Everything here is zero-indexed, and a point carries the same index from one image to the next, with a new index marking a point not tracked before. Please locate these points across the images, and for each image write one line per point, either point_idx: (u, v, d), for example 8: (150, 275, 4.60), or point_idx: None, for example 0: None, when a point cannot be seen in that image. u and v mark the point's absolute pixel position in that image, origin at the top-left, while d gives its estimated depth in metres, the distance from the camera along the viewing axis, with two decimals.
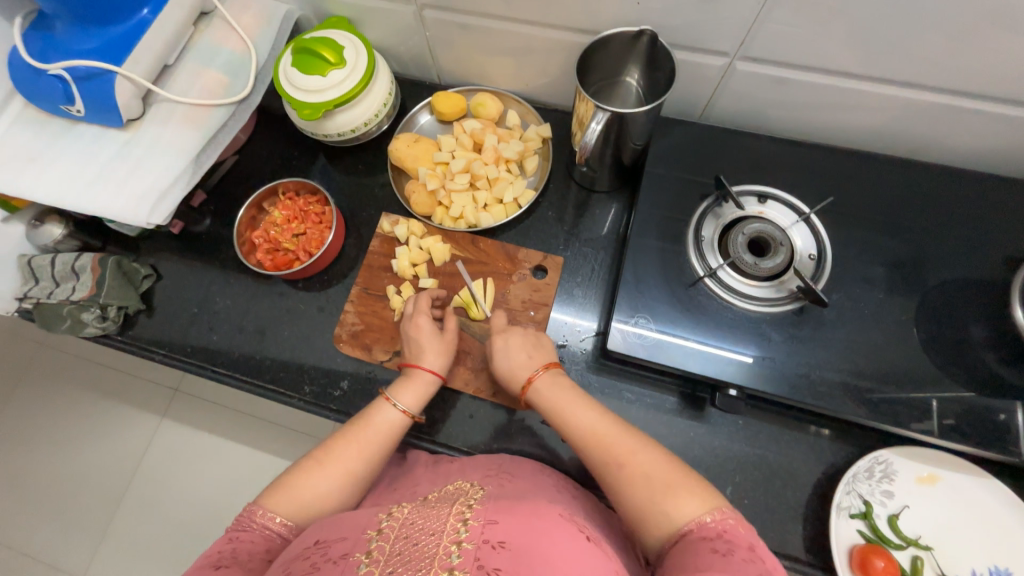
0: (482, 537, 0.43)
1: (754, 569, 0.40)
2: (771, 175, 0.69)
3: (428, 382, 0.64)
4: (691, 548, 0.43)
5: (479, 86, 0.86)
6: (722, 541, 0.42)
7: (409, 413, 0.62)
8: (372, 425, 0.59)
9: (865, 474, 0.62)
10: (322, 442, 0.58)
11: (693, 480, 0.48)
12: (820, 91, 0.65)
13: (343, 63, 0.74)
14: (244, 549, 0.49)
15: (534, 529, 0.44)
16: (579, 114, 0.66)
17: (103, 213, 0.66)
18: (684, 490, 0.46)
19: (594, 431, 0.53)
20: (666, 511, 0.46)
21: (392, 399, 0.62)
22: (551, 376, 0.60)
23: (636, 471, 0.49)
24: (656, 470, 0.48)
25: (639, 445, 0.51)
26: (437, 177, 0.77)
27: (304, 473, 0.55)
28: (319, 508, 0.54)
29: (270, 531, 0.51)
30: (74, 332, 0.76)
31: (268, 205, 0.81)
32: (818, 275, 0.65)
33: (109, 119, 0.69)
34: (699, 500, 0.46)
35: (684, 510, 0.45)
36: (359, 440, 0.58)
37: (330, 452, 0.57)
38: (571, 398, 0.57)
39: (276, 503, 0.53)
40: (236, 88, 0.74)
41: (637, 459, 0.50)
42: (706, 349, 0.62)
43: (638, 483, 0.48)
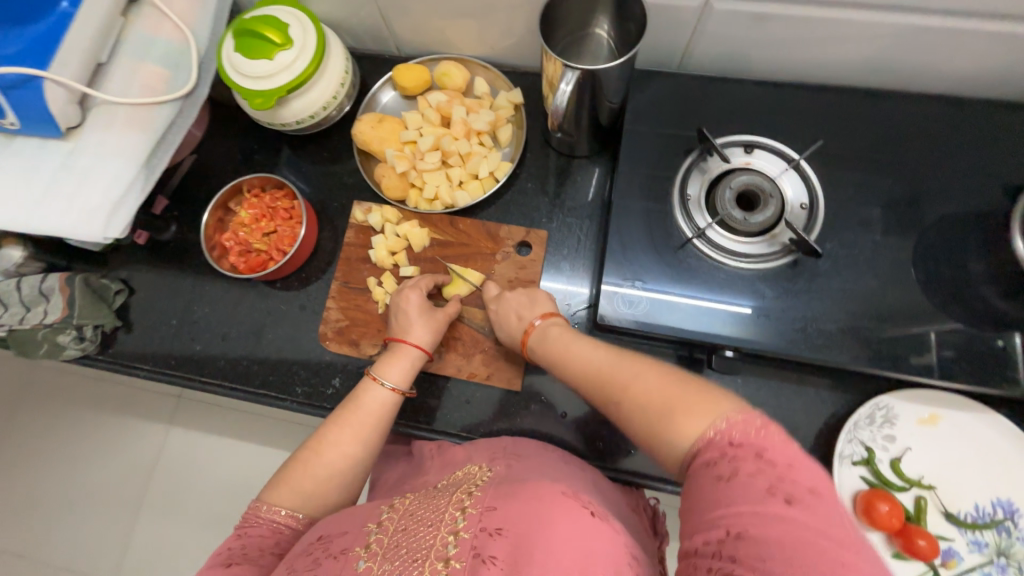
0: (480, 525, 0.43)
1: (765, 483, 0.35)
2: (757, 122, 0.66)
3: (414, 357, 0.62)
4: (699, 478, 0.39)
5: (442, 54, 0.81)
6: (727, 460, 0.38)
7: (398, 390, 0.60)
8: (363, 407, 0.58)
9: (867, 421, 0.62)
10: (313, 432, 0.57)
11: (697, 394, 0.43)
12: (806, 25, 0.60)
13: (290, 42, 0.68)
14: (253, 543, 0.50)
15: (535, 509, 0.43)
16: (548, 75, 0.61)
17: (56, 232, 0.63)
18: (678, 409, 0.42)
19: (591, 370, 0.52)
20: (665, 437, 0.43)
21: (378, 377, 0.60)
22: (546, 325, 0.61)
23: (633, 399, 0.47)
24: (651, 396, 0.45)
25: (638, 373, 0.49)
26: (406, 158, 0.73)
27: (301, 465, 0.54)
28: (322, 495, 0.54)
29: (278, 522, 0.52)
30: (54, 356, 0.74)
31: (235, 205, 0.77)
32: (812, 224, 0.62)
33: (46, 129, 0.64)
34: (695, 416, 0.41)
35: (682, 432, 0.41)
36: (351, 423, 0.57)
37: (323, 438, 0.56)
38: (568, 342, 0.57)
39: (278, 497, 0.53)
40: (180, 82, 0.69)
41: (633, 388, 0.47)
42: (699, 312, 0.60)
43: (637, 410, 0.46)
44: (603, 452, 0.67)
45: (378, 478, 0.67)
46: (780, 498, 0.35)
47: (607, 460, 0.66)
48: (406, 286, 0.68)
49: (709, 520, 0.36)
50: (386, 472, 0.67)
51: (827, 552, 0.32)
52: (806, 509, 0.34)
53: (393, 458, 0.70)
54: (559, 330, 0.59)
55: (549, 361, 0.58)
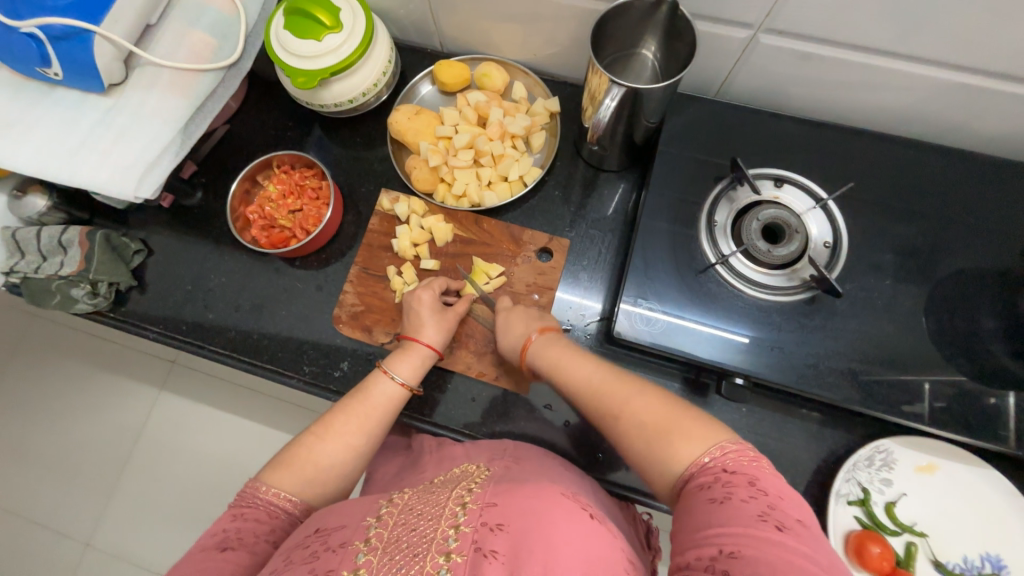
0: (480, 520, 0.43)
1: (757, 509, 0.36)
2: (788, 158, 0.67)
3: (424, 356, 0.63)
4: (692, 500, 0.40)
5: (483, 55, 0.81)
6: (720, 485, 0.39)
7: (405, 385, 0.61)
8: (371, 398, 0.59)
9: (866, 462, 0.62)
10: (319, 418, 0.57)
11: (694, 421, 0.45)
12: (847, 69, 0.62)
13: (340, 26, 0.69)
14: (247, 529, 0.49)
15: (535, 510, 0.43)
16: (592, 89, 0.62)
17: (87, 186, 0.63)
18: (680, 432, 0.44)
19: (590, 386, 0.53)
20: (664, 457, 0.44)
21: (388, 370, 0.61)
22: (545, 338, 0.61)
23: (633, 422, 0.47)
24: (654, 416, 0.46)
25: (638, 394, 0.49)
26: (439, 152, 0.73)
27: (305, 449, 0.55)
28: (322, 482, 0.54)
29: (275, 507, 0.51)
30: (65, 308, 0.74)
31: (263, 179, 0.77)
32: (833, 263, 0.63)
33: (90, 84, 0.64)
34: (695, 441, 0.43)
35: (682, 454, 0.43)
36: (359, 412, 0.58)
37: (330, 425, 0.56)
38: (568, 355, 0.57)
39: (279, 479, 0.52)
40: (226, 52, 0.70)
41: (633, 407, 0.48)
42: (714, 337, 0.61)
43: (636, 432, 0.47)
44: (602, 465, 0.67)
45: (376, 466, 0.67)
46: (771, 524, 0.35)
47: (606, 473, 0.66)
48: (420, 285, 0.67)
49: (702, 538, 0.37)
50: (384, 461, 0.67)
51: None
52: (795, 538, 0.35)
53: (393, 448, 0.70)
54: (561, 343, 0.60)
55: (548, 369, 0.58)
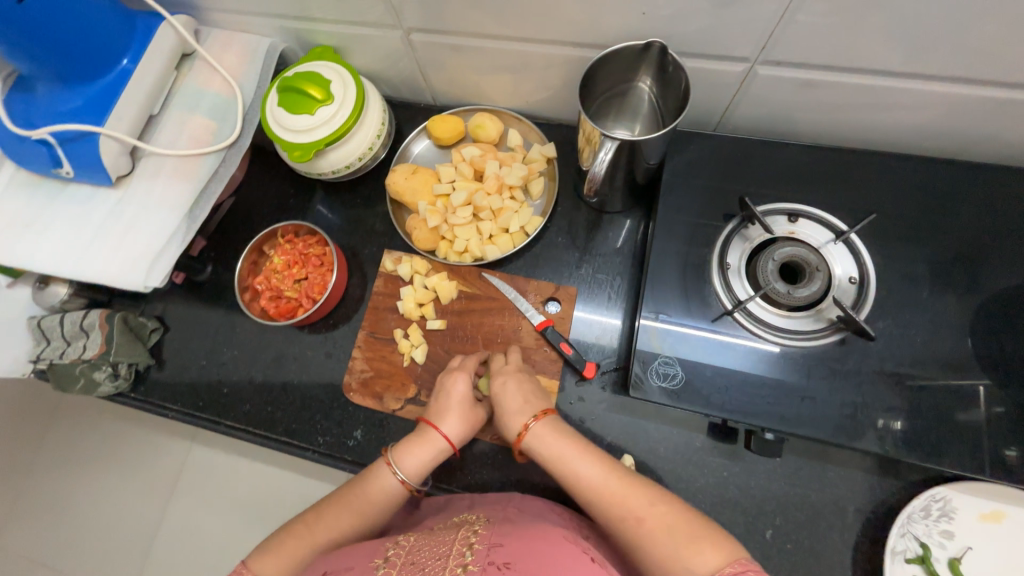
0: (487, 559, 0.43)
1: None
2: (800, 189, 0.63)
3: (438, 451, 0.60)
4: None
5: (477, 105, 0.81)
6: None
7: (406, 484, 0.58)
8: (369, 493, 0.57)
9: (921, 513, 0.57)
10: (311, 506, 0.57)
11: (714, 534, 0.45)
12: (853, 92, 0.58)
13: (331, 98, 0.70)
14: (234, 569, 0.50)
15: (540, 550, 0.43)
16: (586, 132, 0.60)
17: (99, 278, 0.65)
18: (700, 547, 0.43)
19: (601, 489, 0.50)
20: (687, 566, 0.43)
21: (392, 463, 0.58)
22: (551, 424, 0.57)
23: (653, 532, 0.46)
24: (676, 526, 0.45)
25: (649, 504, 0.48)
26: (438, 212, 0.72)
27: (293, 536, 0.54)
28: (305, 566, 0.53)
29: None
30: (89, 391, 0.76)
31: (268, 249, 0.78)
32: (862, 304, 0.57)
33: (98, 179, 0.67)
34: (715, 552, 0.43)
35: (704, 564, 0.42)
36: (352, 505, 0.56)
37: (320, 515, 0.56)
38: (575, 450, 0.53)
39: (262, 566, 0.52)
40: (224, 132, 0.72)
41: (648, 519, 0.47)
42: (742, 392, 0.56)
43: (658, 538, 0.45)
44: None
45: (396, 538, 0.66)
46: None
47: None
48: (455, 369, 0.65)
49: None
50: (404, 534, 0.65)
51: None
52: None
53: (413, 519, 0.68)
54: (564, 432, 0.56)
55: (547, 462, 0.54)
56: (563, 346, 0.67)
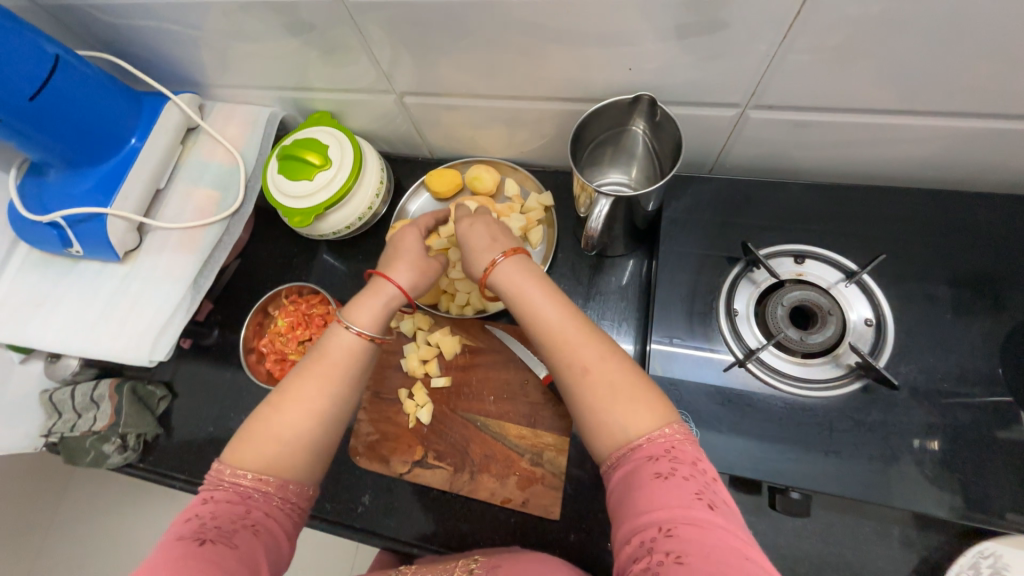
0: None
1: (695, 487, 0.40)
2: (805, 229, 0.61)
3: (389, 297, 0.57)
4: (637, 472, 0.42)
5: (474, 158, 0.82)
6: (667, 460, 0.41)
7: (365, 335, 0.53)
8: (327, 356, 0.52)
9: (970, 572, 0.52)
10: (277, 385, 0.51)
11: (648, 390, 0.46)
12: (849, 130, 0.57)
13: (329, 162, 0.71)
14: (224, 516, 0.44)
15: (529, 567, 0.50)
16: (581, 182, 0.61)
17: (105, 355, 0.65)
18: (638, 405, 0.44)
19: (550, 326, 0.49)
20: (620, 421, 0.44)
21: (347, 321, 0.53)
22: (513, 263, 0.54)
23: (600, 388, 0.46)
24: (621, 382, 0.46)
25: (600, 356, 0.47)
26: (438, 267, 0.73)
27: (263, 419, 0.49)
28: (292, 453, 0.48)
29: (242, 496, 0.46)
30: (98, 463, 0.76)
31: (273, 310, 0.79)
32: (880, 350, 0.55)
33: (106, 255, 0.68)
34: (650, 414, 0.44)
35: (635, 423, 0.44)
36: (313, 372, 0.51)
37: (282, 394, 0.50)
38: (538, 285, 0.52)
39: (243, 456, 0.47)
40: (227, 202, 0.73)
41: (593, 362, 0.46)
42: (762, 448, 0.53)
43: (601, 392, 0.45)
44: None
45: None
46: (706, 504, 0.39)
47: None
48: (409, 225, 0.65)
49: (643, 521, 0.39)
50: None
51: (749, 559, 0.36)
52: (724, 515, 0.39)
53: None
54: (528, 267, 0.54)
55: (513, 295, 0.53)
56: None
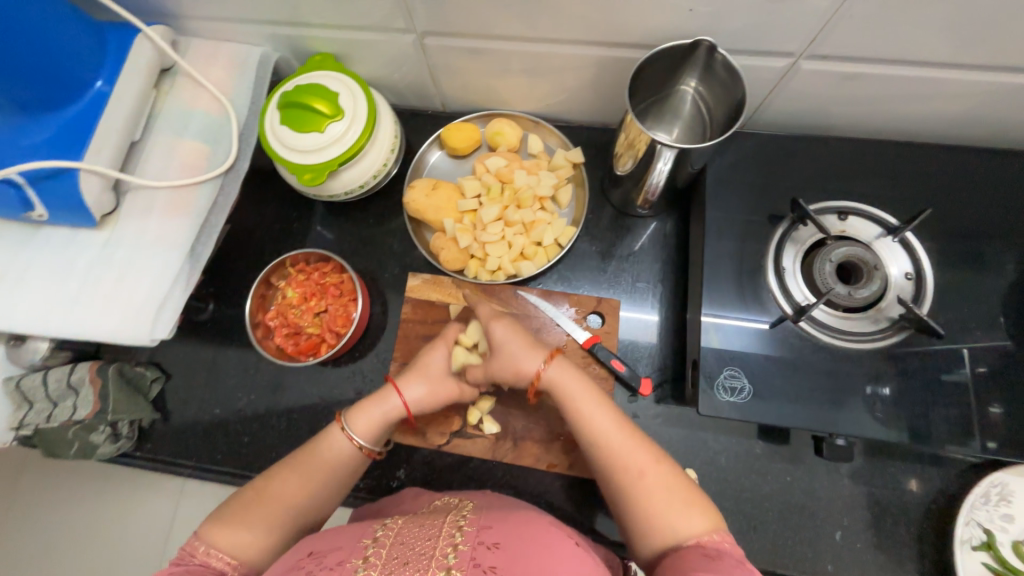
0: (477, 539, 0.42)
1: (736, 562, 0.40)
2: (847, 186, 0.62)
3: (390, 410, 0.56)
4: (686, 553, 0.41)
5: (491, 110, 0.76)
6: (714, 545, 0.41)
7: (364, 449, 0.54)
8: (320, 454, 0.52)
9: (982, 500, 0.58)
10: (261, 475, 0.51)
11: (700, 499, 0.45)
12: (896, 84, 0.57)
13: (341, 112, 0.63)
14: (185, 571, 0.44)
15: (531, 532, 0.43)
16: (629, 137, 0.60)
17: (98, 334, 0.57)
18: (689, 508, 0.44)
19: (606, 436, 0.48)
20: (670, 522, 0.43)
21: (347, 429, 0.53)
22: (561, 368, 0.54)
23: (650, 491, 0.45)
24: (672, 485, 0.45)
25: (653, 466, 0.46)
26: (468, 229, 0.69)
27: (249, 505, 0.49)
28: (272, 512, 0.49)
29: (212, 568, 0.45)
30: (85, 455, 0.68)
31: (277, 280, 0.71)
32: (921, 298, 0.57)
33: (80, 219, 0.58)
34: (702, 519, 0.43)
35: (689, 527, 0.43)
36: (303, 467, 0.51)
37: (271, 479, 0.51)
38: (592, 397, 0.51)
39: (221, 538, 0.46)
40: (219, 157, 0.64)
41: (650, 475, 0.46)
42: (805, 398, 0.55)
43: (651, 497, 0.44)
44: None
45: None
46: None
47: None
48: (440, 337, 0.62)
49: (690, 566, 0.39)
50: None
51: None
52: None
53: None
54: (573, 376, 0.53)
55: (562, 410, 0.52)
56: (615, 363, 0.65)
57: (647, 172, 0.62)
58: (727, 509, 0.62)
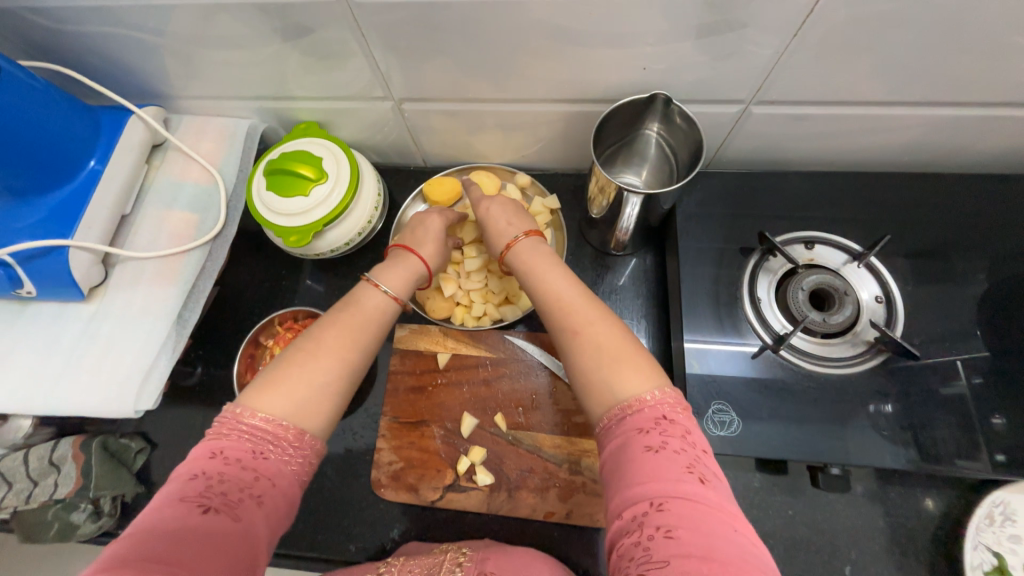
0: (475, 570, 0.49)
1: (686, 460, 0.38)
2: (809, 217, 0.65)
3: (415, 272, 0.59)
4: (626, 442, 0.40)
5: (470, 163, 0.80)
6: (658, 432, 0.39)
7: (397, 299, 0.55)
8: (362, 308, 0.51)
9: (987, 522, 0.57)
10: (305, 335, 0.48)
11: (642, 358, 0.44)
12: (842, 121, 0.61)
13: (325, 175, 0.66)
14: (231, 482, 0.39)
15: (521, 561, 0.50)
16: (600, 182, 0.62)
17: (81, 408, 0.57)
18: (631, 366, 0.43)
19: (559, 293, 0.49)
20: (612, 382, 0.43)
21: (379, 282, 0.54)
22: (533, 241, 0.56)
23: (592, 340, 0.45)
24: (614, 342, 0.45)
25: (596, 319, 0.46)
26: (452, 278, 0.71)
27: (292, 369, 0.44)
28: (317, 404, 0.44)
29: (251, 444, 0.41)
30: (66, 536, 0.65)
31: (266, 339, 0.72)
32: (895, 320, 0.59)
33: (68, 294, 0.59)
34: (644, 376, 0.43)
35: (629, 385, 0.42)
36: (347, 323, 0.49)
37: (321, 340, 0.47)
38: (547, 262, 0.53)
39: (263, 402, 0.42)
40: (207, 224, 0.66)
41: (593, 327, 0.46)
42: (793, 427, 0.55)
43: (590, 351, 0.45)
44: None
45: None
46: (696, 477, 0.37)
47: None
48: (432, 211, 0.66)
49: (633, 495, 0.37)
50: None
51: (735, 530, 0.35)
52: (715, 489, 0.37)
53: None
54: (541, 242, 0.57)
55: (523, 270, 0.54)
56: None
57: (619, 216, 0.65)
58: None
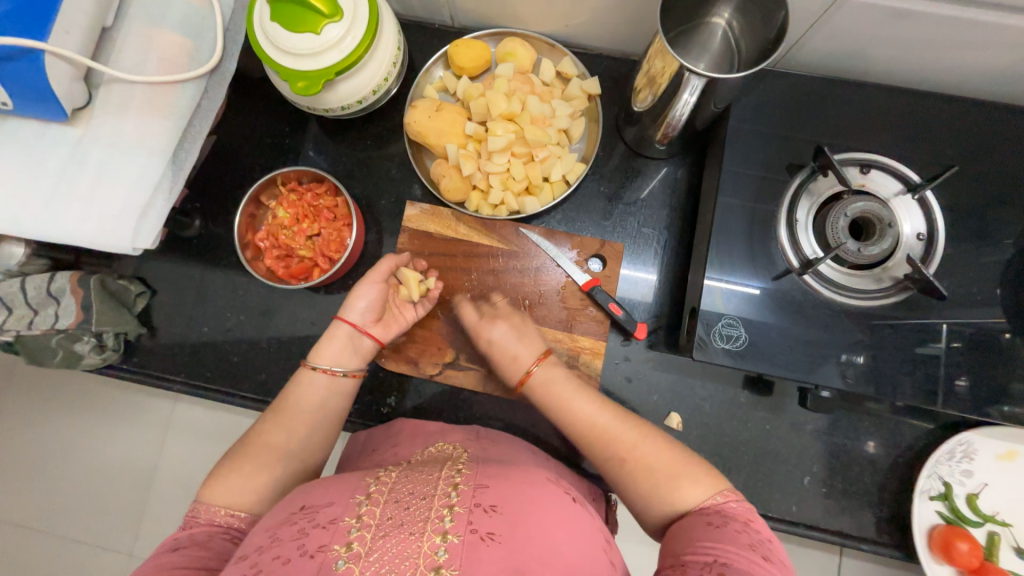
0: (473, 501, 0.41)
1: (749, 538, 0.40)
2: (871, 139, 0.59)
3: (342, 335, 0.59)
4: (690, 526, 0.42)
5: (504, 28, 0.70)
6: (720, 516, 0.42)
7: (331, 372, 0.57)
8: (293, 399, 0.55)
9: (947, 456, 0.61)
10: (249, 432, 0.52)
11: (693, 466, 0.46)
12: (946, 28, 0.52)
13: (339, 12, 0.56)
14: (199, 530, 0.44)
15: (526, 496, 0.43)
16: (652, 69, 0.56)
17: (77, 239, 0.55)
18: (681, 480, 0.45)
19: (592, 429, 0.51)
20: (669, 496, 0.45)
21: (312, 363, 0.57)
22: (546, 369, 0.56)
23: (637, 467, 0.47)
24: (660, 460, 0.47)
25: (638, 442, 0.48)
26: (471, 157, 0.65)
27: (237, 465, 0.49)
28: (265, 494, 0.48)
29: (220, 525, 0.45)
30: (73, 363, 0.67)
31: (268, 199, 0.68)
32: (929, 259, 0.57)
33: (48, 112, 0.53)
34: (698, 488, 0.45)
35: (686, 497, 0.44)
36: (284, 412, 0.54)
37: (258, 435, 0.52)
38: (569, 391, 0.54)
39: (215, 496, 0.46)
40: (202, 53, 0.58)
41: (633, 457, 0.48)
42: (798, 353, 0.56)
43: (639, 477, 0.47)
44: None
45: None
46: (760, 555, 0.39)
47: None
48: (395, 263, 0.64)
49: (700, 547, 0.39)
50: None
51: None
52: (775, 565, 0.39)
53: None
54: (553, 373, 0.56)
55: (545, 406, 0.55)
56: (612, 306, 0.64)
57: (668, 107, 0.58)
58: (706, 452, 0.64)
